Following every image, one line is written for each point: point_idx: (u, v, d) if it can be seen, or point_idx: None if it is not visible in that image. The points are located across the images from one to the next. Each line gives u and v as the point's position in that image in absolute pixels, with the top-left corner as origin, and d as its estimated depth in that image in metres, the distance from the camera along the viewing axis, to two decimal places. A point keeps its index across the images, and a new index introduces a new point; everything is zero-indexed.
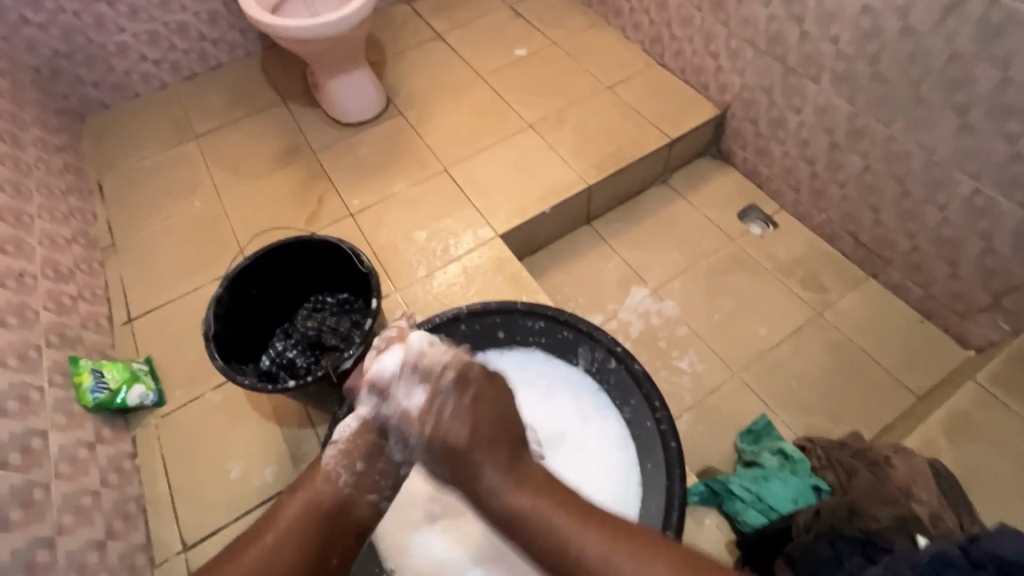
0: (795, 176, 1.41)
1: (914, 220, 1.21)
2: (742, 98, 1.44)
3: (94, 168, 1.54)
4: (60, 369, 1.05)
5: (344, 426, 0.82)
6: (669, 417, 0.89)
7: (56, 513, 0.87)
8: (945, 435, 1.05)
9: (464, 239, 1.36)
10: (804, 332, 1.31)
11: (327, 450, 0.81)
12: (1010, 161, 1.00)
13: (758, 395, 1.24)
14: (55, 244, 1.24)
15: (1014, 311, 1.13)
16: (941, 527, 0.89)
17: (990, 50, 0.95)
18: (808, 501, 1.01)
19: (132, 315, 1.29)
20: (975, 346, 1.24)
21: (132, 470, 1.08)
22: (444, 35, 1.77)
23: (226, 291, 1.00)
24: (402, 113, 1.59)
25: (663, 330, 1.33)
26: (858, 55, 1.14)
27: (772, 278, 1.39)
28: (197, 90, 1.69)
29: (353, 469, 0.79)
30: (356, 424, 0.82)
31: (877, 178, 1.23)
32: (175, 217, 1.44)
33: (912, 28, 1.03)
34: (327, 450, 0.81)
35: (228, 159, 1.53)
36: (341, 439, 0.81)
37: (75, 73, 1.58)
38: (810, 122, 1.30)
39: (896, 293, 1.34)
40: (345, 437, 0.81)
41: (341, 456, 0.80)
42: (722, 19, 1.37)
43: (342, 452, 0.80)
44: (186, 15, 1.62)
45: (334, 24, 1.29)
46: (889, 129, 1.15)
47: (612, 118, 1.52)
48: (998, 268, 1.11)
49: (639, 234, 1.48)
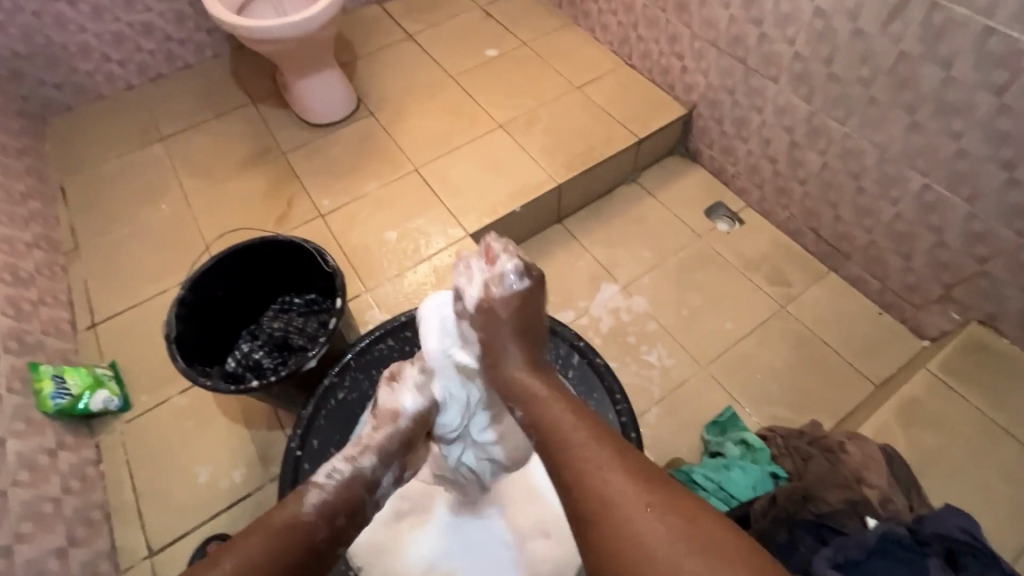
0: (758, 173, 1.45)
1: (870, 215, 1.25)
2: (707, 97, 1.47)
3: (56, 171, 1.51)
4: (20, 375, 1.03)
5: (331, 469, 0.72)
6: (629, 408, 0.91)
7: (14, 520, 0.85)
8: (899, 423, 1.09)
9: (435, 239, 1.36)
10: (768, 325, 1.35)
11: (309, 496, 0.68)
12: (956, 158, 1.05)
13: (725, 387, 1.27)
14: (15, 249, 1.22)
15: (965, 301, 1.18)
16: (891, 509, 0.93)
17: (933, 51, 0.99)
18: (766, 489, 1.04)
19: (96, 320, 1.27)
20: (930, 336, 1.29)
21: (96, 477, 1.06)
22: (415, 36, 1.77)
23: (188, 291, 0.99)
24: (373, 114, 1.59)
25: (632, 326, 1.36)
26: (813, 56, 1.17)
27: (737, 273, 1.42)
28: (164, 91, 1.67)
29: (336, 522, 0.69)
30: (348, 470, 0.73)
31: (835, 175, 1.27)
32: (140, 220, 1.42)
33: (862, 30, 1.07)
34: (309, 493, 0.69)
35: (196, 160, 1.51)
36: (327, 484, 0.70)
37: (35, 74, 1.54)
38: (771, 121, 1.34)
39: (855, 286, 1.38)
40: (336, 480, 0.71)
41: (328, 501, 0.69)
42: (686, 20, 1.40)
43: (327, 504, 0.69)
44: (151, 15, 1.60)
45: (301, 24, 1.29)
46: (844, 127, 1.19)
47: (581, 117, 1.55)
48: (948, 260, 1.16)
49: (609, 231, 1.50)
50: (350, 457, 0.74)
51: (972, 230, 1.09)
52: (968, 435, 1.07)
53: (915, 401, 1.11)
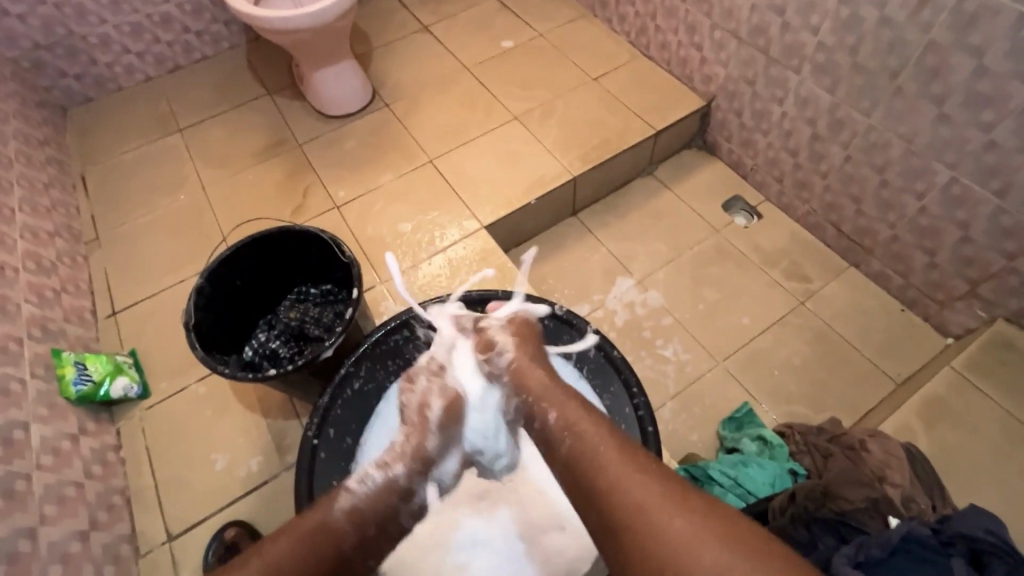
0: (778, 166, 1.42)
1: (894, 210, 1.22)
2: (727, 89, 1.45)
3: (77, 162, 1.53)
4: (43, 361, 1.05)
5: (363, 476, 0.75)
6: (647, 402, 0.90)
7: (38, 503, 0.87)
8: (922, 421, 1.07)
9: (450, 231, 1.36)
10: (786, 321, 1.33)
11: (340, 498, 0.72)
12: (985, 150, 1.02)
13: (741, 383, 1.26)
14: (38, 238, 1.24)
15: (991, 299, 1.15)
16: (913, 508, 0.91)
17: (964, 40, 0.96)
18: (784, 486, 1.03)
19: (116, 308, 1.28)
20: (954, 333, 1.26)
21: (116, 463, 1.08)
22: (431, 27, 1.76)
23: (208, 281, 1.01)
24: (388, 105, 1.58)
25: (647, 320, 1.34)
26: (838, 45, 1.15)
27: (755, 268, 1.40)
28: (181, 82, 1.68)
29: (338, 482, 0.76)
30: (380, 476, 0.76)
31: (859, 168, 1.24)
32: (159, 209, 1.43)
33: (890, 18, 1.04)
34: (342, 498, 0.72)
35: (213, 151, 1.52)
36: (360, 488, 0.74)
37: (56, 65, 1.56)
38: (792, 113, 1.31)
39: (877, 282, 1.35)
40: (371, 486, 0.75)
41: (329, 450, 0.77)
42: (706, 10, 1.38)
43: None
44: (169, 7, 1.61)
45: (318, 14, 1.29)
46: (869, 119, 1.17)
47: (597, 108, 1.53)
48: (975, 256, 1.13)
49: (624, 225, 1.49)
50: (384, 463, 0.77)
51: (1000, 225, 1.06)
52: (992, 435, 1.05)
53: (938, 399, 1.09)
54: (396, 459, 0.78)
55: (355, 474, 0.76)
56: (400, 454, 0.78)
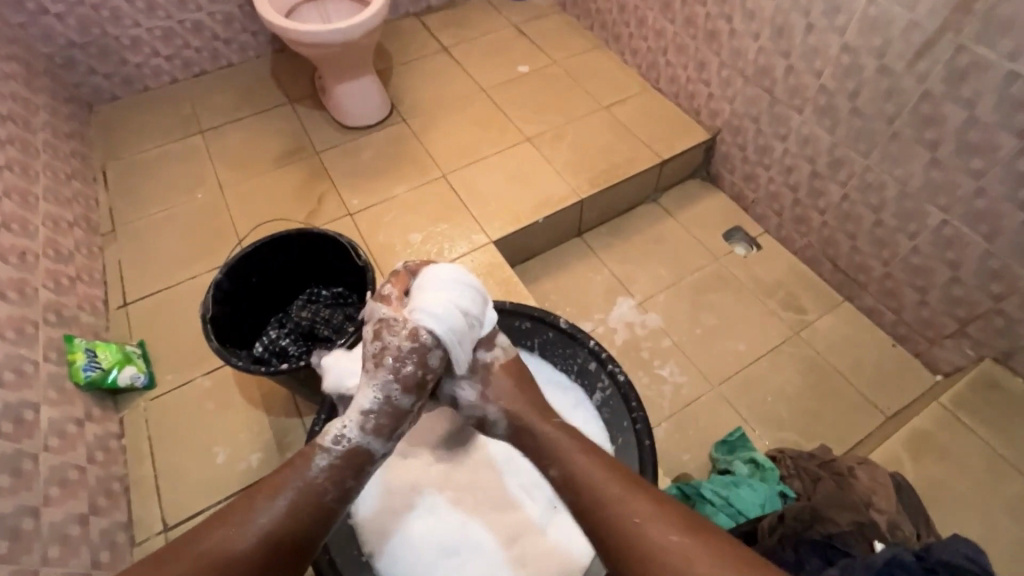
0: (778, 201, 1.48)
1: (888, 248, 1.27)
2: (731, 124, 1.51)
3: (99, 156, 1.57)
4: (56, 346, 1.07)
5: (341, 435, 0.76)
6: (645, 417, 0.93)
7: (43, 483, 0.88)
8: (909, 454, 1.10)
9: (458, 244, 1.40)
10: (781, 349, 1.36)
11: (318, 459, 0.74)
12: (975, 196, 1.07)
13: (734, 408, 1.29)
14: (58, 226, 1.27)
15: (980, 339, 1.19)
16: (898, 534, 0.95)
17: (957, 91, 1.02)
18: (775, 507, 1.06)
19: (128, 299, 1.31)
20: (943, 371, 1.29)
21: (119, 450, 1.09)
22: (450, 48, 1.83)
23: (226, 276, 1.03)
24: (405, 120, 1.64)
25: (646, 341, 1.38)
26: (838, 89, 1.21)
27: (753, 296, 1.45)
28: (205, 87, 1.74)
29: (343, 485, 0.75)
30: (356, 440, 0.77)
31: (854, 207, 1.30)
32: (177, 206, 1.47)
33: (888, 67, 1.10)
34: (319, 457, 0.75)
35: (233, 153, 1.57)
36: (337, 451, 0.76)
37: (87, 63, 1.62)
38: (794, 150, 1.37)
39: (870, 317, 1.39)
40: (345, 447, 0.76)
41: (336, 468, 0.75)
42: (714, 49, 1.45)
43: (333, 467, 0.75)
44: (201, 15, 1.67)
45: (346, 31, 1.35)
46: (866, 160, 1.22)
47: (607, 135, 1.59)
48: (964, 296, 1.17)
49: (628, 248, 1.53)
50: (355, 407, 0.78)
51: (988, 267, 1.10)
52: (978, 469, 1.08)
53: (927, 434, 1.12)
54: (368, 400, 0.79)
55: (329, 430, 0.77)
56: (376, 392, 0.79)
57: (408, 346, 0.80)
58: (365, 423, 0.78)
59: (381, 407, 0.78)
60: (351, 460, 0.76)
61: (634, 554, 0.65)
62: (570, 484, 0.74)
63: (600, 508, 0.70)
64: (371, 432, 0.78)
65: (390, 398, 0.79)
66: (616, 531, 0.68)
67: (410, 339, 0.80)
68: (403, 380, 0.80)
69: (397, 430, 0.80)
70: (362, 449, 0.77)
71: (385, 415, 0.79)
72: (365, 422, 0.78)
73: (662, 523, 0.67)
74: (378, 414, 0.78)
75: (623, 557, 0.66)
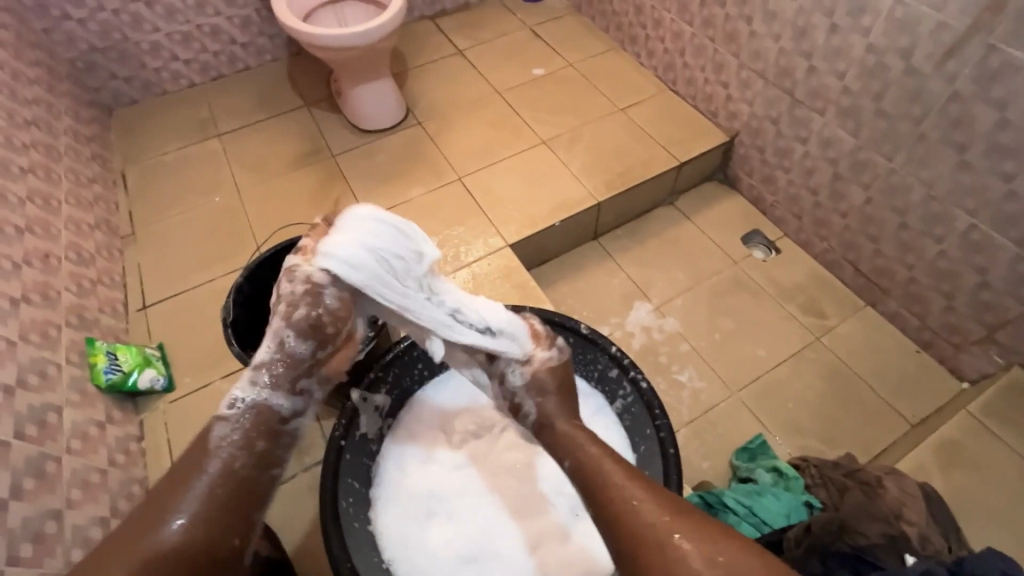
0: (798, 204, 1.46)
1: (912, 252, 1.25)
2: (750, 126, 1.49)
3: (119, 159, 1.59)
4: (77, 349, 1.08)
5: (236, 397, 0.78)
6: (669, 424, 0.91)
7: (65, 486, 0.88)
8: (937, 464, 1.07)
9: (475, 247, 1.39)
10: (802, 355, 1.34)
11: (218, 427, 0.76)
12: (1005, 200, 1.05)
13: (755, 414, 1.27)
14: (79, 229, 1.28)
15: (1009, 345, 1.16)
16: (930, 548, 0.92)
17: (988, 92, 1.00)
18: (800, 518, 1.04)
19: (147, 303, 1.32)
20: (969, 378, 1.26)
21: (138, 453, 1.10)
22: (465, 51, 1.83)
23: (246, 280, 1.04)
24: (421, 123, 1.64)
25: (664, 346, 1.36)
26: (862, 91, 1.19)
27: (773, 301, 1.42)
28: (222, 91, 1.75)
29: None
30: (255, 397, 0.78)
31: (878, 210, 1.27)
32: (194, 210, 1.48)
33: (915, 68, 1.08)
34: (218, 426, 0.76)
35: (250, 157, 1.58)
36: (234, 413, 0.77)
37: (107, 68, 1.63)
38: (815, 152, 1.35)
39: (893, 322, 1.37)
40: (240, 408, 0.77)
41: (238, 430, 0.76)
42: (733, 50, 1.43)
43: (235, 430, 0.76)
44: (219, 19, 1.68)
45: (364, 34, 1.35)
46: (891, 162, 1.20)
47: (624, 137, 1.58)
48: (992, 302, 1.14)
49: (645, 251, 1.52)
50: (249, 369, 0.79)
51: (1018, 273, 1.08)
52: (1006, 480, 1.05)
53: (956, 443, 1.09)
54: (262, 355, 0.79)
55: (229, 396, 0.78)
56: (267, 350, 0.79)
57: (303, 290, 0.79)
58: (261, 381, 0.79)
59: (271, 361, 0.79)
60: (255, 419, 0.77)
61: (627, 532, 0.66)
62: (579, 474, 0.76)
63: (601, 488, 0.72)
64: (266, 390, 0.78)
65: (280, 352, 0.79)
66: (612, 513, 0.69)
67: (305, 284, 0.79)
68: (296, 324, 0.79)
69: (298, 380, 0.81)
70: (264, 406, 0.78)
71: (279, 367, 0.79)
72: (263, 381, 0.79)
73: (655, 505, 0.67)
74: (272, 367, 0.79)
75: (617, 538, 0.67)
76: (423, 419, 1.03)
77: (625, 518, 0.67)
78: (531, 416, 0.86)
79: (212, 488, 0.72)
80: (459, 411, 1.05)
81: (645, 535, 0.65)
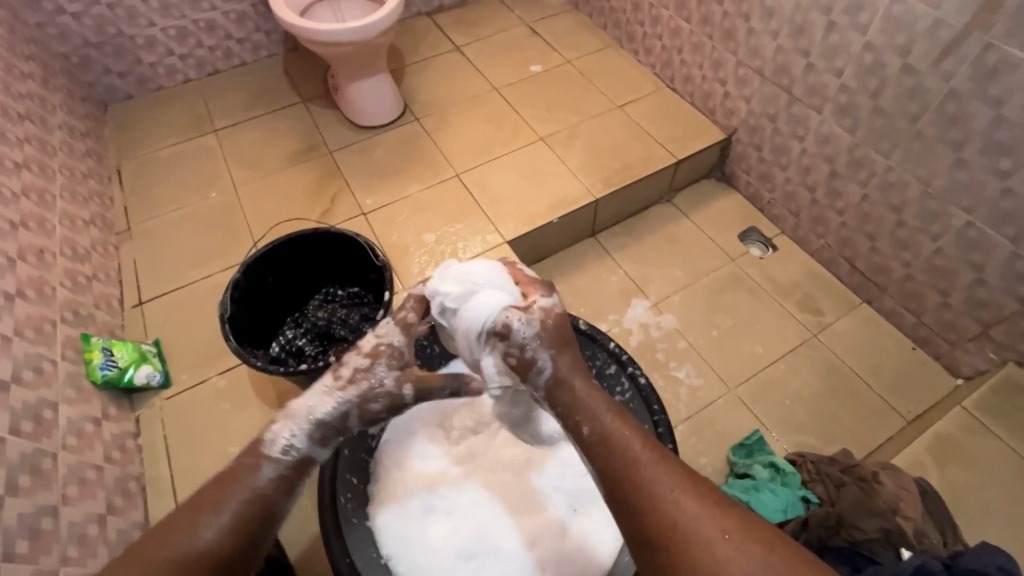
0: (795, 201, 1.46)
1: (909, 249, 1.25)
2: (748, 123, 1.49)
3: (114, 155, 1.58)
4: (73, 345, 1.07)
5: (287, 441, 0.73)
6: (667, 420, 0.92)
7: (61, 482, 0.88)
8: (932, 459, 1.08)
9: (473, 244, 1.39)
10: (798, 352, 1.35)
11: (265, 467, 0.71)
12: (1002, 197, 1.05)
13: (751, 410, 1.27)
14: (74, 225, 1.27)
15: (1003, 342, 1.17)
16: (925, 542, 0.94)
17: (984, 90, 1.00)
18: (797, 512, 1.04)
19: (143, 299, 1.31)
20: (964, 374, 1.27)
21: (135, 450, 1.09)
22: (462, 47, 1.83)
23: (243, 275, 1.03)
24: (418, 119, 1.63)
25: (662, 343, 1.36)
26: (860, 88, 1.19)
27: (770, 298, 1.43)
28: (218, 86, 1.74)
29: None
30: (304, 444, 0.75)
31: (875, 207, 1.28)
32: (190, 206, 1.47)
33: (912, 65, 1.09)
34: (265, 468, 0.71)
35: (246, 152, 1.57)
36: (284, 458, 0.72)
37: (102, 63, 1.62)
38: (812, 149, 1.35)
39: (889, 319, 1.38)
40: (293, 457, 0.73)
41: (285, 477, 0.72)
42: (731, 47, 1.43)
43: (282, 477, 0.71)
44: (215, 14, 1.67)
45: (361, 29, 1.34)
46: (888, 160, 1.20)
47: (622, 134, 1.58)
48: (988, 299, 1.15)
49: (643, 248, 1.52)
50: (304, 414, 0.75)
51: (1014, 269, 1.08)
52: (1002, 475, 1.06)
53: (950, 439, 1.10)
54: (319, 406, 0.76)
55: (276, 435, 0.74)
56: (326, 402, 0.77)
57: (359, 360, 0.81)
58: (315, 429, 0.75)
59: (329, 414, 0.76)
60: (300, 470, 0.74)
61: (663, 519, 0.60)
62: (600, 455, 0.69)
63: (630, 467, 0.65)
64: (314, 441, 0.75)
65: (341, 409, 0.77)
66: (641, 504, 0.62)
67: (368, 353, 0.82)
68: (363, 396, 0.78)
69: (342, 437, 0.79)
70: (308, 458, 0.75)
71: (335, 424, 0.77)
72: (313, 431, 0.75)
73: (692, 494, 0.61)
74: (328, 420, 0.76)
75: (649, 531, 0.60)
76: (422, 415, 1.03)
77: (659, 512, 0.60)
78: (546, 371, 0.78)
79: (212, 493, 0.66)
80: (457, 408, 1.04)
81: (683, 533, 0.58)
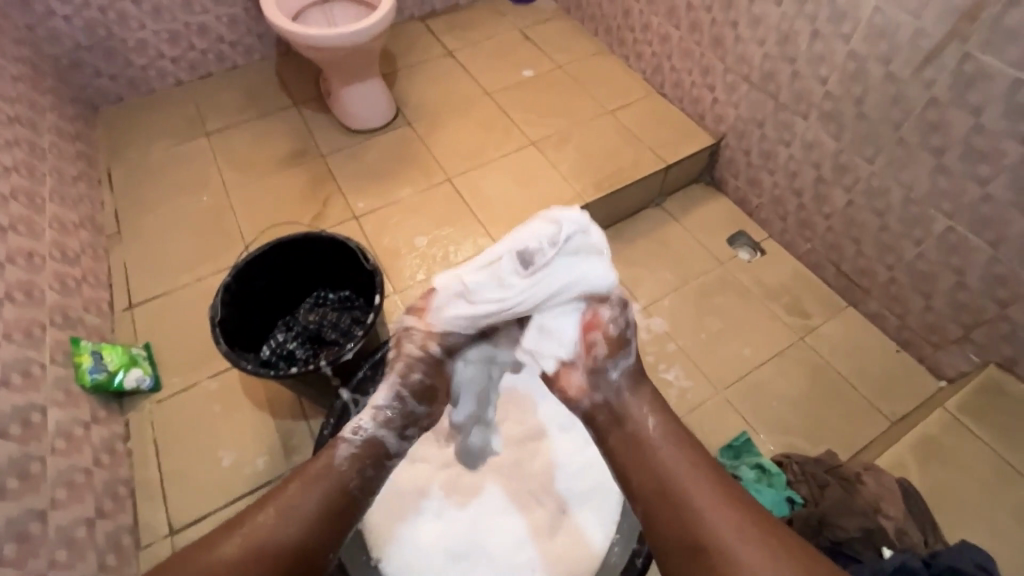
0: (782, 205, 1.48)
1: (893, 253, 1.27)
2: (736, 128, 1.51)
3: (104, 158, 1.57)
4: (62, 348, 1.07)
5: (358, 427, 0.85)
6: None
7: (50, 486, 0.88)
8: (915, 459, 1.10)
9: (464, 248, 1.40)
10: (785, 354, 1.37)
11: (339, 448, 0.83)
12: (981, 203, 1.08)
13: (739, 412, 1.29)
14: (64, 227, 1.27)
15: (984, 344, 1.19)
16: (906, 540, 0.98)
17: (963, 98, 1.03)
18: (782, 513, 1.06)
19: (133, 302, 1.31)
20: (947, 376, 1.29)
21: (124, 453, 1.09)
22: (454, 52, 1.84)
23: (234, 279, 1.04)
24: (410, 123, 1.64)
25: (651, 346, 1.38)
26: (844, 95, 1.21)
27: (757, 301, 1.45)
28: (210, 89, 1.74)
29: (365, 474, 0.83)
30: (372, 429, 0.85)
31: (859, 212, 1.30)
32: (181, 208, 1.47)
33: (894, 73, 1.11)
34: (341, 447, 0.83)
35: (238, 156, 1.58)
36: (356, 440, 0.84)
37: (92, 65, 1.62)
38: (798, 155, 1.38)
39: (874, 322, 1.40)
40: (362, 438, 0.84)
41: (357, 457, 0.83)
42: (719, 54, 1.45)
43: (355, 457, 0.83)
44: (207, 17, 1.67)
45: (353, 34, 1.35)
46: (871, 165, 1.23)
47: (613, 139, 1.59)
48: (968, 302, 1.17)
49: (633, 251, 1.53)
50: (370, 404, 0.87)
51: (994, 273, 1.11)
52: (982, 474, 1.08)
53: (933, 439, 1.12)
54: (381, 397, 0.88)
55: (348, 423, 0.86)
56: (386, 394, 0.88)
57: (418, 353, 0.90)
58: (378, 416, 0.86)
59: (391, 403, 0.87)
60: (371, 450, 0.84)
61: (708, 531, 0.74)
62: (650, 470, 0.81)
63: (680, 483, 0.78)
64: (377, 428, 0.86)
65: (402, 397, 0.88)
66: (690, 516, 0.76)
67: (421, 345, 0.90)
68: (416, 382, 0.88)
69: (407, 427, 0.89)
70: (378, 440, 0.86)
71: (397, 411, 0.87)
72: (377, 419, 0.86)
73: (727, 509, 0.75)
74: (389, 407, 0.87)
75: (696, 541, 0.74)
76: None
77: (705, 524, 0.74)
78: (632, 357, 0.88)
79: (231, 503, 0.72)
80: None
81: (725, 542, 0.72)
